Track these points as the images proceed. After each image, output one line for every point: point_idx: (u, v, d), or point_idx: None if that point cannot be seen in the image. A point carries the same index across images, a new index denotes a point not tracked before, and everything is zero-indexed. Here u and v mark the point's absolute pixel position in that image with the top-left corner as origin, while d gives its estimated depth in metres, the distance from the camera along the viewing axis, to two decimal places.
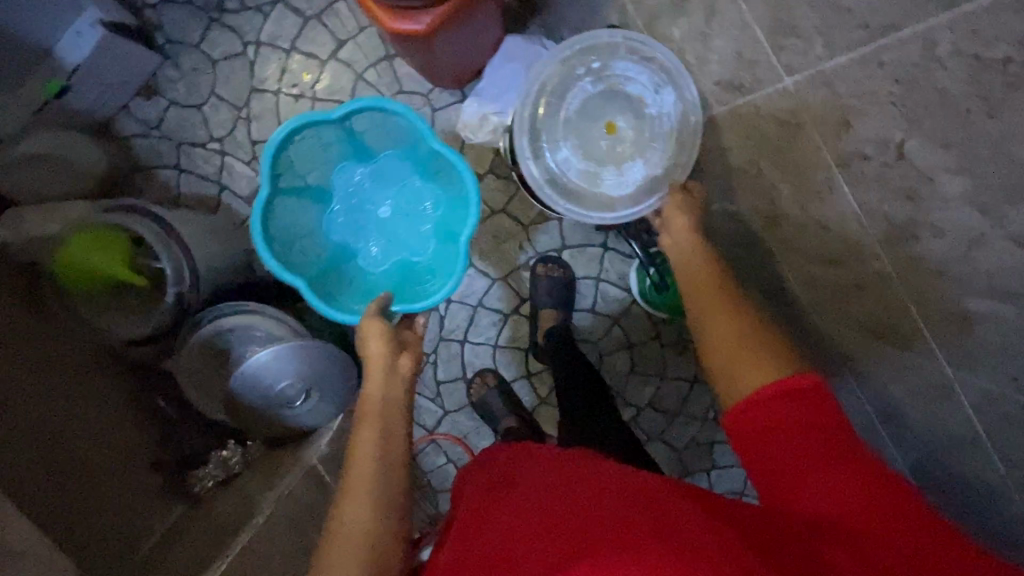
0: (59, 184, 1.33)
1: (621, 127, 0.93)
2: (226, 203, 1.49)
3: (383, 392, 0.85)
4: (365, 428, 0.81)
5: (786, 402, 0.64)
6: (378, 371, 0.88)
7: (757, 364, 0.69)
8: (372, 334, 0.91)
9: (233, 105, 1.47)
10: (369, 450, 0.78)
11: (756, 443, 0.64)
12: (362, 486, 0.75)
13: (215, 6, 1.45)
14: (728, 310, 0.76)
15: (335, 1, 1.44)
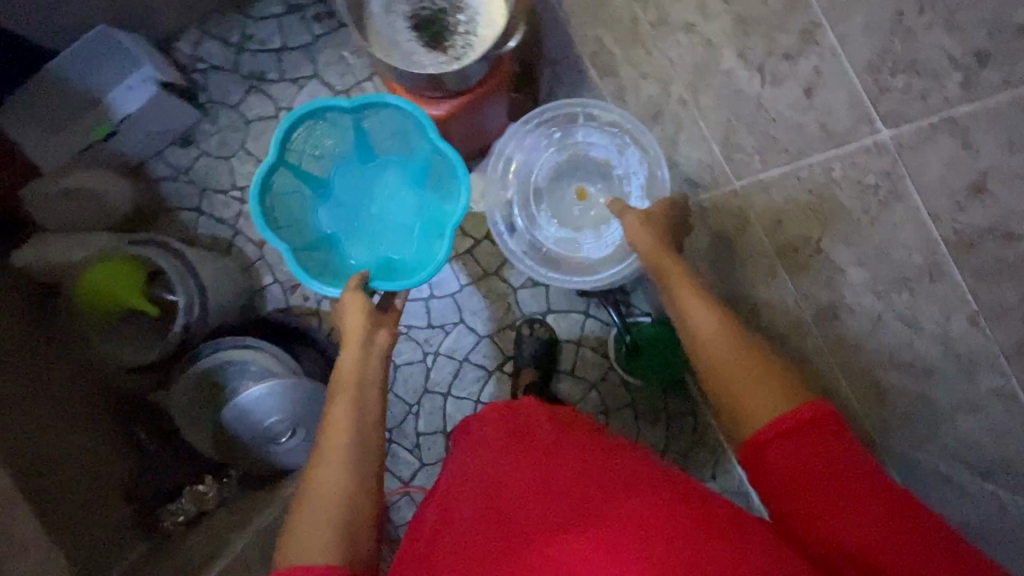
0: (88, 214, 1.43)
1: (590, 191, 1.12)
2: (238, 246, 1.60)
3: (357, 371, 0.91)
4: (340, 406, 0.86)
5: (803, 431, 0.67)
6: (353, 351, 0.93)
7: (745, 369, 0.74)
8: (349, 315, 0.96)
9: (259, 160, 1.62)
10: (342, 428, 0.83)
11: (790, 467, 0.65)
12: (332, 464, 0.79)
13: (257, 76, 1.62)
14: (717, 320, 0.81)
15: (363, 80, 1.63)
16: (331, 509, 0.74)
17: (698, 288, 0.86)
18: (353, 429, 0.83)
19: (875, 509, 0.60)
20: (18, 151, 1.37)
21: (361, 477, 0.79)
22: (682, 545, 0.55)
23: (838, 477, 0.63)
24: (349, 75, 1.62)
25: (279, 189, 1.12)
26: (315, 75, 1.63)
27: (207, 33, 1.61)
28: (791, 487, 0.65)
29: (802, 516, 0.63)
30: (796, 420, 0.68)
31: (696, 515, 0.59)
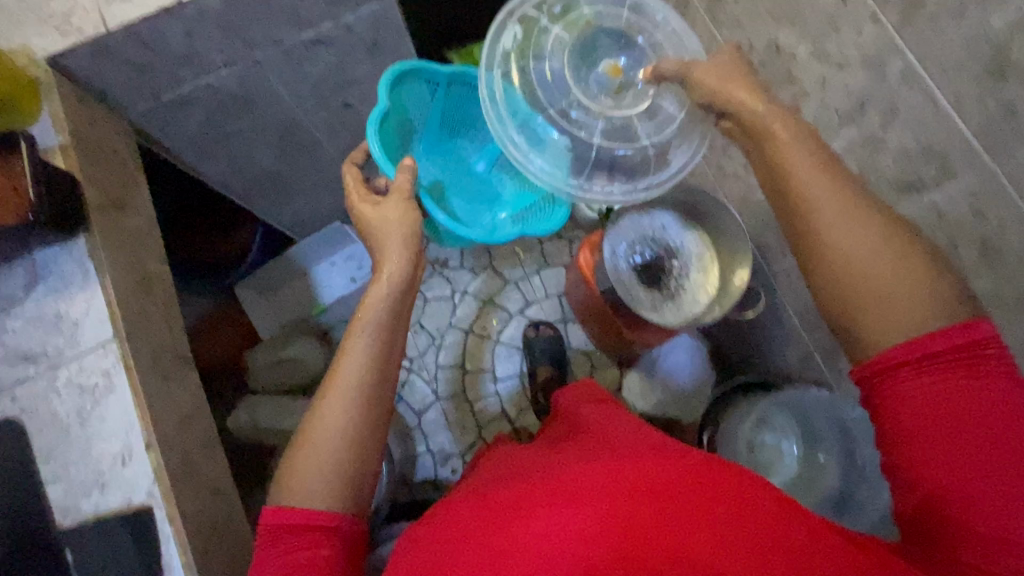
0: (296, 379, 1.50)
1: (621, 64, 0.87)
2: (399, 413, 1.71)
3: (377, 314, 0.80)
4: (349, 354, 0.77)
5: (942, 361, 0.56)
6: (380, 299, 0.82)
7: (897, 268, 0.60)
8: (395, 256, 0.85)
9: (430, 334, 1.76)
10: (382, 289, 0.82)
11: (914, 402, 0.56)
12: (334, 409, 0.74)
13: (440, 262, 1.81)
14: (865, 205, 0.62)
15: (531, 272, 1.80)
16: (324, 461, 0.72)
17: (819, 152, 0.64)
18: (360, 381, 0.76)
19: (1000, 469, 0.52)
20: (251, 326, 1.58)
21: (370, 425, 0.76)
22: (675, 513, 0.53)
23: (983, 428, 0.53)
24: (519, 266, 1.80)
25: (399, 126, 1.06)
26: (490, 265, 1.81)
27: None
28: (914, 414, 0.56)
29: (916, 464, 0.56)
30: (924, 352, 0.56)
31: (691, 472, 0.57)
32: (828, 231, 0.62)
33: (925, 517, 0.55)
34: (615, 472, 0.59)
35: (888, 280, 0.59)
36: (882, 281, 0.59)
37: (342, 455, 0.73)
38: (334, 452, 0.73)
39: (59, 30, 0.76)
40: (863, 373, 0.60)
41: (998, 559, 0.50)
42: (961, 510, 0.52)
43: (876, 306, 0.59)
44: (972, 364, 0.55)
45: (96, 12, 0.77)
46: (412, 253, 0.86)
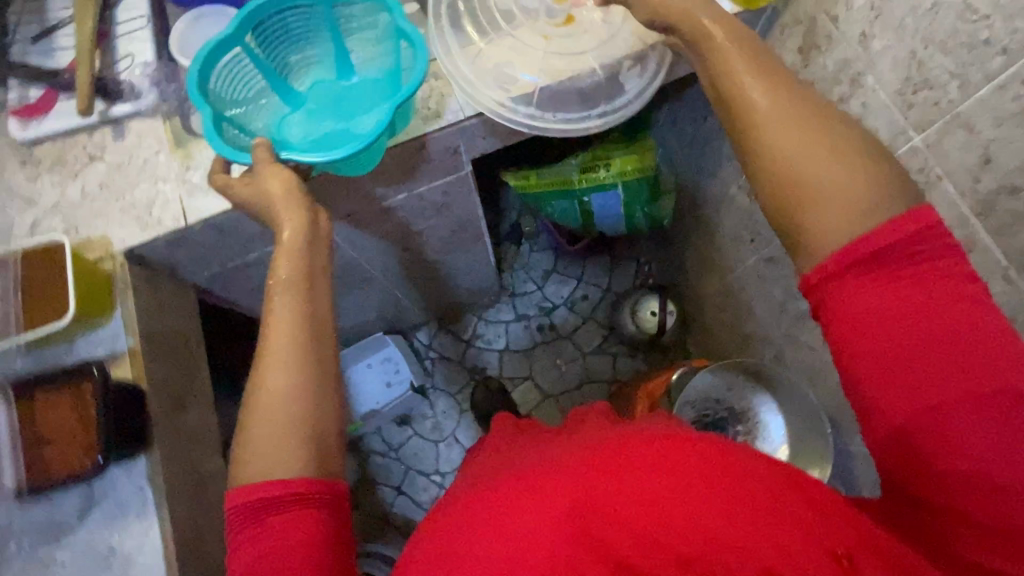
0: None
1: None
2: None
3: (290, 280, 0.65)
4: (280, 289, 0.65)
5: (889, 287, 0.51)
6: (293, 238, 0.67)
7: (815, 135, 0.56)
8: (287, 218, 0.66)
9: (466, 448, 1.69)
10: (291, 275, 0.65)
11: (866, 326, 0.52)
12: (279, 340, 0.63)
13: (479, 370, 1.75)
14: (794, 117, 0.57)
15: (573, 387, 1.73)
16: (279, 427, 0.60)
17: (792, 105, 0.58)
18: (294, 352, 0.63)
19: (980, 384, 0.48)
20: None
21: (313, 390, 0.62)
22: (653, 473, 0.48)
23: (951, 338, 0.49)
24: (560, 380, 1.74)
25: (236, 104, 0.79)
26: (530, 376, 1.75)
27: (447, 327, 1.79)
28: (878, 344, 0.51)
29: (865, 371, 0.52)
30: (876, 257, 0.52)
31: (656, 436, 0.52)
32: (774, 133, 0.57)
33: (898, 453, 0.51)
34: (602, 465, 0.50)
35: (841, 181, 0.54)
36: (833, 177, 0.54)
37: (300, 420, 0.60)
38: (287, 418, 0.60)
39: (140, 222, 0.75)
40: (812, 284, 0.55)
41: (993, 504, 0.47)
42: (935, 397, 0.49)
43: (813, 207, 0.55)
44: (923, 235, 0.52)
45: (178, 203, 0.76)
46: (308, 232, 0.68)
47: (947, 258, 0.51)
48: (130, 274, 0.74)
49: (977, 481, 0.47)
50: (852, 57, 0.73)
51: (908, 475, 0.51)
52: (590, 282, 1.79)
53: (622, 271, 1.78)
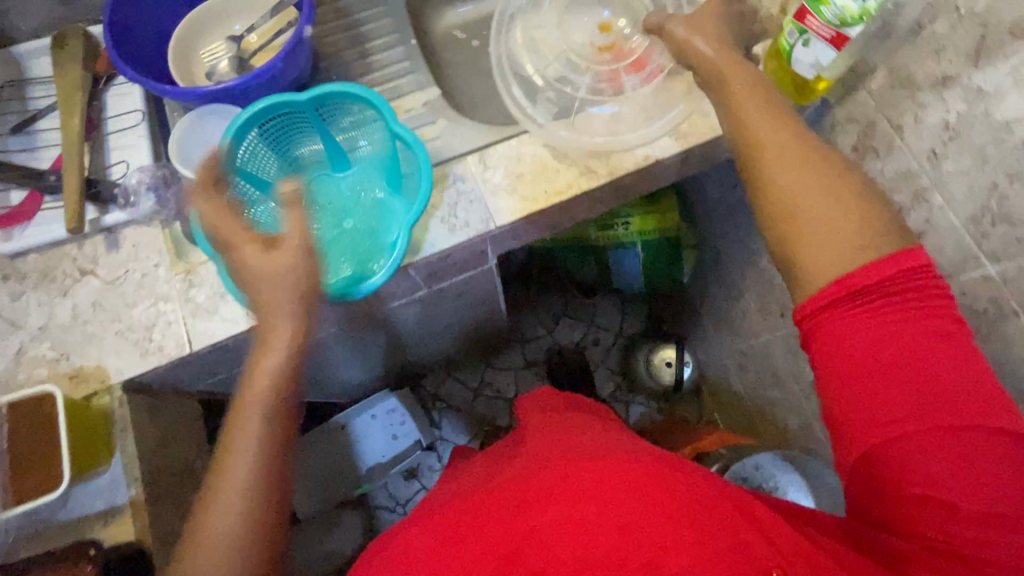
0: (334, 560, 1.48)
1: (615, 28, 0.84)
2: None
3: (280, 313, 0.57)
4: (277, 288, 0.57)
5: (856, 313, 0.49)
6: (292, 257, 0.58)
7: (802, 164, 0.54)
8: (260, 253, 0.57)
9: None
10: (280, 267, 0.57)
11: (838, 367, 0.49)
12: (261, 378, 0.56)
13: (488, 421, 1.69)
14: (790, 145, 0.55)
15: None
16: (231, 503, 0.53)
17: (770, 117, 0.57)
18: (265, 406, 0.56)
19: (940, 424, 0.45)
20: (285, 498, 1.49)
21: (278, 450, 0.56)
22: (612, 500, 0.45)
23: (916, 378, 0.46)
24: None
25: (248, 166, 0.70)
26: None
27: (453, 375, 1.73)
28: (839, 378, 0.49)
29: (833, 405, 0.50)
30: (845, 293, 0.49)
31: (638, 464, 0.49)
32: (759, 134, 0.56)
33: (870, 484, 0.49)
34: (552, 486, 0.48)
35: (829, 204, 0.52)
36: (818, 198, 0.52)
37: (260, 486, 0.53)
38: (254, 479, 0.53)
39: (140, 350, 0.68)
40: (798, 319, 0.53)
41: (994, 542, 0.43)
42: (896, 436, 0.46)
43: (809, 229, 0.52)
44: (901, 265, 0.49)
45: (181, 326, 0.69)
46: (297, 252, 0.58)
47: (917, 290, 0.49)
48: (130, 413, 0.67)
49: (966, 524, 0.43)
50: (914, 171, 0.67)
51: (888, 507, 0.48)
52: (602, 326, 1.72)
53: (633, 313, 1.71)
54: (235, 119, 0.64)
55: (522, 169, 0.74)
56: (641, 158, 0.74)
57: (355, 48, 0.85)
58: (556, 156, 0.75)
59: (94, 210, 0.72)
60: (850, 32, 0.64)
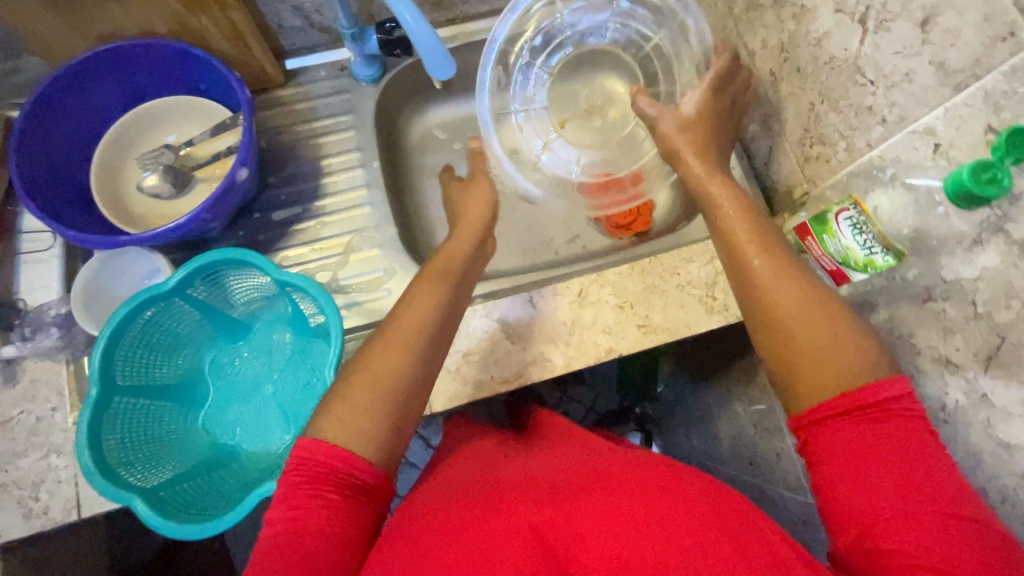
0: None
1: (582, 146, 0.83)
2: None
3: (417, 337, 0.51)
4: (420, 295, 0.54)
5: (870, 421, 0.42)
6: (400, 371, 0.50)
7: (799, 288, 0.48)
8: (456, 236, 0.65)
9: None
10: (422, 316, 0.53)
11: (832, 458, 0.42)
12: (434, 279, 0.56)
13: None
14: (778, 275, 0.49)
15: None
16: (373, 398, 0.48)
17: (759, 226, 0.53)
18: (396, 387, 0.49)
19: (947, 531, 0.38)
20: None
21: (426, 370, 0.51)
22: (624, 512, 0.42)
23: (916, 474, 0.40)
24: None
25: (158, 315, 0.59)
26: None
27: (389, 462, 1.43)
28: (825, 457, 0.43)
29: (824, 494, 0.42)
30: (854, 402, 0.43)
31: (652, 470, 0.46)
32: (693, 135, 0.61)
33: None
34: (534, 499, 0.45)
35: (824, 330, 0.46)
36: (810, 316, 0.47)
37: (392, 400, 0.48)
38: (393, 390, 0.49)
39: (23, 511, 0.62)
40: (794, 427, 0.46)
41: None
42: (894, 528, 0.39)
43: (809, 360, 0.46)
44: (886, 414, 0.42)
45: (72, 487, 0.63)
46: (480, 239, 0.66)
47: (905, 403, 0.43)
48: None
49: None
50: None
51: None
52: None
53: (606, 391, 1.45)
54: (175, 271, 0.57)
55: (470, 349, 0.66)
56: (604, 351, 0.66)
57: (311, 162, 0.75)
58: (511, 336, 0.66)
59: None
60: (852, 277, 0.54)
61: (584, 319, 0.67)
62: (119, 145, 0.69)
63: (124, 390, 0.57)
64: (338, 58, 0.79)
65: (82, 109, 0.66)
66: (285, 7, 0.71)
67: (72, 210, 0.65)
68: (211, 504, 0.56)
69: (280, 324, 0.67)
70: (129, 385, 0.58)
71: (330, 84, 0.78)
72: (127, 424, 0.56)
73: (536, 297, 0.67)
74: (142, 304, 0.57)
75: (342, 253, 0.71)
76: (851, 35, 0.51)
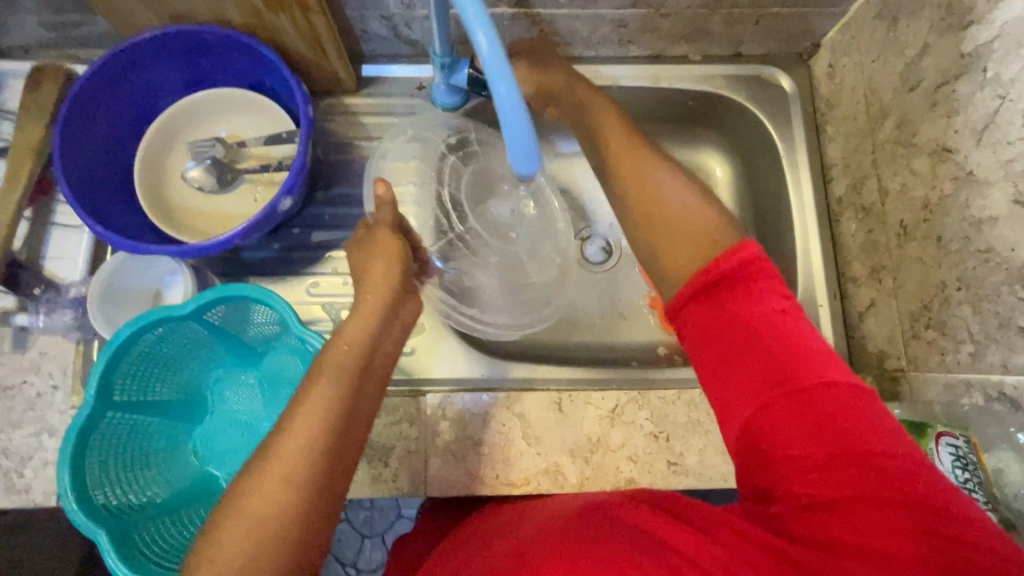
0: None
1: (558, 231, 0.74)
2: None
3: (307, 458, 0.40)
4: (313, 397, 0.43)
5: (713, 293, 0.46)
6: (282, 488, 0.39)
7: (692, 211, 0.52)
8: (356, 314, 0.48)
9: None
10: (312, 426, 0.41)
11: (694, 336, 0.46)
12: (332, 380, 0.44)
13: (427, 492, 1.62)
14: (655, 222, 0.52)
15: None
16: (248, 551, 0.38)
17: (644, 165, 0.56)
18: (270, 526, 0.39)
19: (839, 433, 0.38)
20: None
21: (326, 491, 0.41)
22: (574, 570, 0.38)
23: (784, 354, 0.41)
24: None
25: (168, 335, 0.56)
26: None
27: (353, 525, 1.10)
28: (710, 347, 0.44)
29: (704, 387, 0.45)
30: (710, 275, 0.46)
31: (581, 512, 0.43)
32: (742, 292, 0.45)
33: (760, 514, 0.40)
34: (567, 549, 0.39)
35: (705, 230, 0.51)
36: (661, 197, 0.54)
37: (277, 539, 0.39)
38: (268, 533, 0.38)
39: (5, 484, 0.60)
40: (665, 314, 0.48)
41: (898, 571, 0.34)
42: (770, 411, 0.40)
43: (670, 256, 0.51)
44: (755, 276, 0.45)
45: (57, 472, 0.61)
46: (384, 315, 0.48)
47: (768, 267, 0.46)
48: None
49: None
50: None
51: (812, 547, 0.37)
52: None
53: None
54: (195, 301, 0.53)
55: (481, 440, 0.60)
56: (624, 481, 0.59)
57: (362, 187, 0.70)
58: (527, 436, 0.60)
59: (9, 301, 0.63)
60: None
61: (611, 440, 0.60)
62: (171, 129, 0.65)
63: (119, 406, 0.54)
64: (418, 75, 0.72)
65: (140, 86, 0.62)
66: (372, 15, 0.64)
67: (111, 190, 0.62)
68: (175, 549, 0.53)
69: (292, 364, 0.62)
70: (125, 400, 0.55)
71: (403, 103, 0.72)
72: (114, 441, 0.54)
73: (565, 401, 0.61)
74: (147, 326, 0.53)
75: None
76: None
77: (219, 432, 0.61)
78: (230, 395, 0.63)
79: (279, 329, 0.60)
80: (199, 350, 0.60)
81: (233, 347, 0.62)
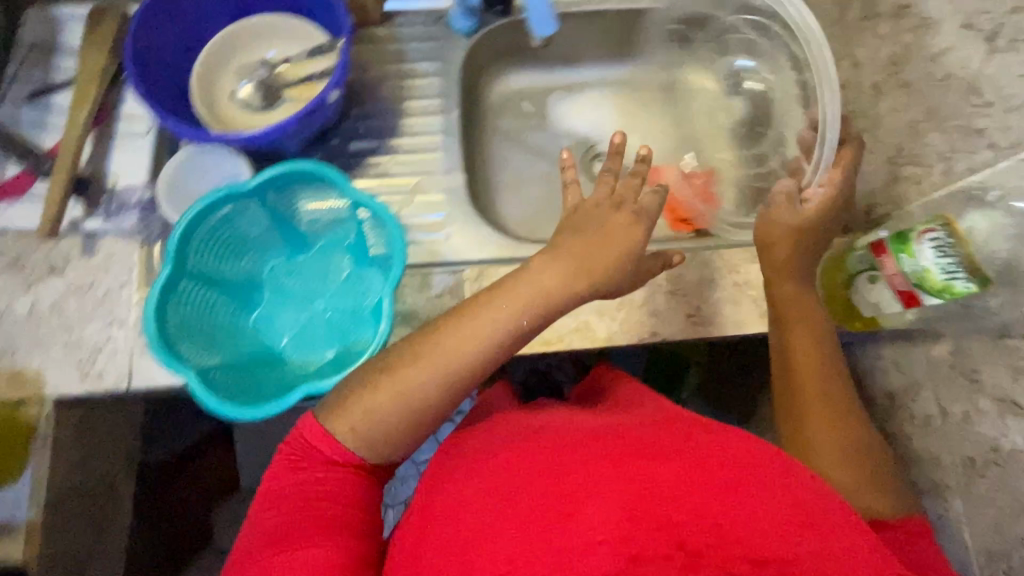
0: None
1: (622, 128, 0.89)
2: None
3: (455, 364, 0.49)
4: (487, 310, 0.50)
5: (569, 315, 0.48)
6: (430, 379, 0.49)
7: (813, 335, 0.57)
8: (561, 254, 0.52)
9: None
10: (472, 342, 0.49)
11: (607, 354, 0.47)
12: (491, 315, 0.50)
13: None
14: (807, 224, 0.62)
15: None
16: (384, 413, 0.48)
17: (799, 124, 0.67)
18: (408, 402, 0.49)
19: None
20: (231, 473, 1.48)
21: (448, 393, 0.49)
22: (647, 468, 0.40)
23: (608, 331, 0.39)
24: None
25: (232, 215, 0.62)
26: None
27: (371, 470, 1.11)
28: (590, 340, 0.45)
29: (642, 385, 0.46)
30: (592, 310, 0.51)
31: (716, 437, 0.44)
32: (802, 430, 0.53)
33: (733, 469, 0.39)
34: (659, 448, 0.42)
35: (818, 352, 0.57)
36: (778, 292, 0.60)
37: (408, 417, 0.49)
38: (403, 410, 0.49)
39: (79, 371, 0.64)
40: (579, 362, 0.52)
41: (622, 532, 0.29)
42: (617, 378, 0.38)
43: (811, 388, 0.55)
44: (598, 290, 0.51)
45: (127, 359, 0.65)
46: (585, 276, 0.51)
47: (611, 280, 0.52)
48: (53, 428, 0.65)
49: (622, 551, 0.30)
50: (943, 463, 0.56)
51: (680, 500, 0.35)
52: None
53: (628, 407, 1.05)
54: (259, 178, 0.60)
55: None
56: (648, 332, 0.65)
57: (392, 103, 0.77)
58: None
59: (79, 209, 0.69)
60: (926, 300, 0.54)
61: (635, 299, 0.66)
62: (218, 54, 0.73)
63: (192, 276, 0.60)
64: (437, 7, 0.81)
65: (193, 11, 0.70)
66: None
67: (170, 104, 0.69)
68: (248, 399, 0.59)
69: (340, 248, 0.69)
70: (197, 271, 0.61)
71: (424, 30, 0.80)
72: (189, 307, 0.60)
73: None
74: (206, 212, 0.59)
75: (409, 192, 0.73)
76: (974, 53, 0.50)
77: (276, 312, 0.67)
78: (283, 279, 0.69)
79: (330, 213, 0.66)
80: (258, 234, 0.66)
81: (286, 236, 0.68)
